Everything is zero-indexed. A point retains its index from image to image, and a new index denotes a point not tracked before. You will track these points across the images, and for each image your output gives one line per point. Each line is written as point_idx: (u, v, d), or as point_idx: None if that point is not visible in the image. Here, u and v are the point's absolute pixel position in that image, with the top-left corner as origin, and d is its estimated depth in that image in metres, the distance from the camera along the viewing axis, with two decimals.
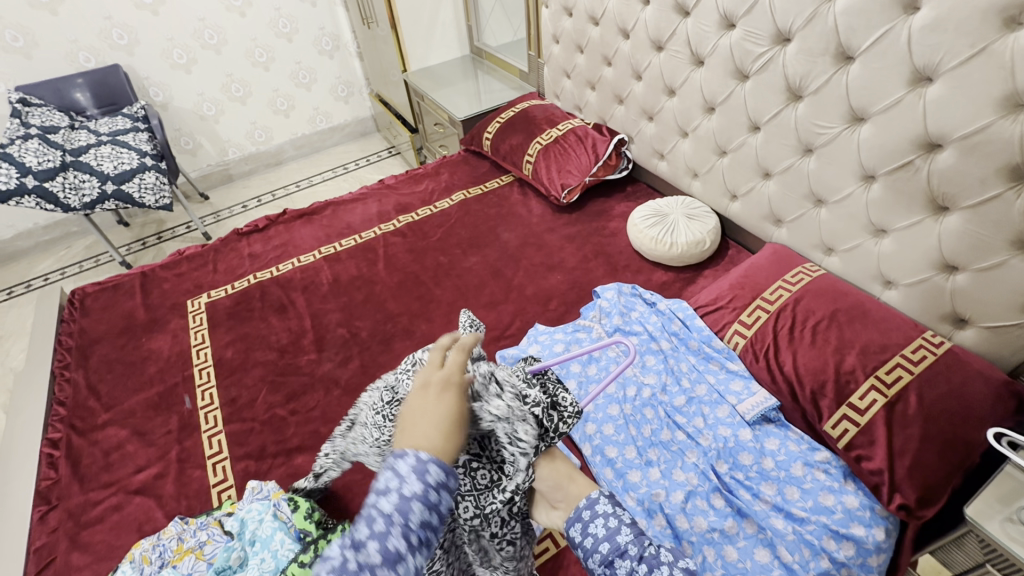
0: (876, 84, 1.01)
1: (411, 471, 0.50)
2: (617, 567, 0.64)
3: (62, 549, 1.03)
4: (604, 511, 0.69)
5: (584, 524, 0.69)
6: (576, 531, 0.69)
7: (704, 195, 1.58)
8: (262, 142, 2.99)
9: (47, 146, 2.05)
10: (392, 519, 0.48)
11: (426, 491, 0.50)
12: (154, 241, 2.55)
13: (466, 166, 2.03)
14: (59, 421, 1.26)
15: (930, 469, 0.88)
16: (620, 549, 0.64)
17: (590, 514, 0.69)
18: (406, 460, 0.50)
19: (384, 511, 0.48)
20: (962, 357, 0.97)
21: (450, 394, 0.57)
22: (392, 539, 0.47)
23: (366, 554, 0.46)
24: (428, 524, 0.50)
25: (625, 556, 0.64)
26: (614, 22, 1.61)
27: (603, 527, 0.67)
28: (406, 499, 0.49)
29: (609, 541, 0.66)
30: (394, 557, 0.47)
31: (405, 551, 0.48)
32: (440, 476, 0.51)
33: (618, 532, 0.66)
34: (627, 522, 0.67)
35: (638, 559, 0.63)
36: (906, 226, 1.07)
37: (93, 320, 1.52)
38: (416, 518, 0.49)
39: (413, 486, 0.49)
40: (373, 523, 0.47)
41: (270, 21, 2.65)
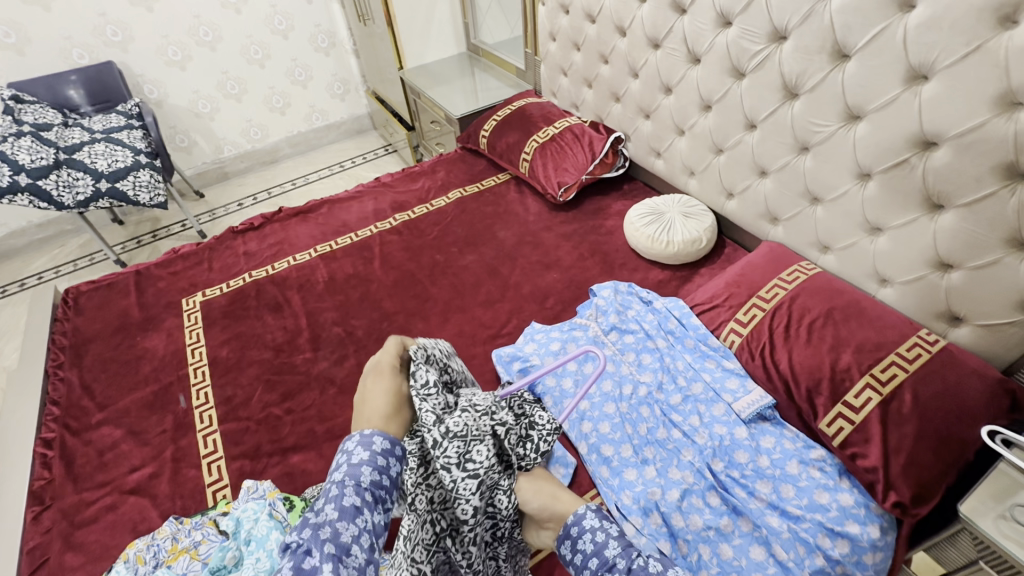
0: (872, 82, 1.01)
1: (358, 445, 0.66)
2: None
3: (56, 550, 1.02)
4: (592, 525, 0.72)
5: (573, 539, 0.72)
6: (566, 548, 0.73)
7: (701, 193, 1.58)
8: (258, 139, 2.97)
9: (40, 144, 2.03)
10: (346, 482, 0.61)
11: (373, 457, 0.65)
12: (149, 240, 2.54)
13: (462, 164, 2.02)
14: (53, 421, 1.26)
15: (924, 467, 0.89)
16: (609, 563, 0.67)
17: (578, 530, 0.72)
18: (353, 439, 0.67)
19: (337, 479, 0.61)
20: (956, 356, 0.97)
21: (389, 380, 0.78)
22: (348, 497, 0.60)
23: (325, 515, 0.58)
24: (378, 485, 0.63)
25: (613, 569, 0.67)
26: (611, 19, 1.60)
27: (591, 542, 0.71)
28: (356, 464, 0.64)
29: (597, 556, 0.69)
30: (352, 511, 0.59)
31: (360, 505, 0.60)
32: (385, 445, 0.67)
33: (606, 547, 0.69)
34: (615, 535, 0.70)
35: (627, 572, 0.66)
36: (901, 224, 1.07)
37: (87, 318, 1.51)
38: (367, 479, 0.63)
39: (361, 455, 0.65)
40: (329, 491, 0.61)
41: (265, 18, 2.63)
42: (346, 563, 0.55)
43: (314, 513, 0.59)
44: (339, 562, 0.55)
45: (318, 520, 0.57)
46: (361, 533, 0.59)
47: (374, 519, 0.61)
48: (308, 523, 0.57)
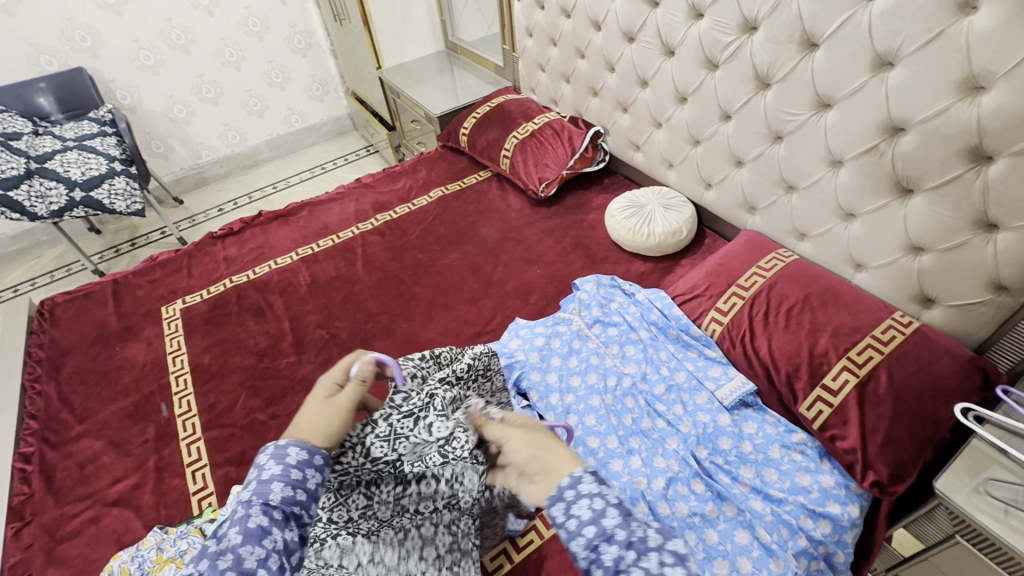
0: (841, 70, 1.03)
1: (270, 457, 0.62)
2: (602, 553, 0.58)
3: (37, 565, 1.01)
4: (590, 490, 0.62)
5: (569, 503, 0.62)
6: (558, 511, 0.63)
7: (680, 184, 1.60)
8: (236, 143, 2.93)
9: (9, 153, 1.98)
10: (252, 501, 0.59)
11: (286, 471, 0.62)
12: (128, 248, 2.50)
13: (443, 163, 2.01)
14: (32, 435, 1.23)
15: (900, 446, 0.91)
16: (606, 533, 0.59)
17: (574, 493, 0.63)
18: (267, 451, 0.63)
19: (245, 498, 0.60)
20: (930, 336, 0.99)
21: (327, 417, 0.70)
22: (254, 518, 0.58)
23: (229, 540, 0.57)
24: (293, 499, 0.61)
25: (612, 541, 0.59)
26: (586, 14, 1.60)
27: (588, 509, 0.61)
28: (266, 480, 0.61)
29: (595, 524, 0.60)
30: (257, 533, 0.57)
31: (268, 525, 0.58)
32: (301, 456, 0.64)
33: (604, 515, 0.60)
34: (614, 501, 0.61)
35: (626, 545, 0.58)
36: (873, 209, 1.09)
37: (64, 330, 1.48)
38: (277, 496, 0.60)
39: (272, 469, 0.62)
40: (236, 513, 0.59)
41: (238, 20, 2.60)
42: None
43: (219, 539, 0.58)
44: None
45: (220, 547, 0.57)
46: (270, 554, 0.57)
47: (285, 536, 0.59)
48: (208, 554, 0.57)
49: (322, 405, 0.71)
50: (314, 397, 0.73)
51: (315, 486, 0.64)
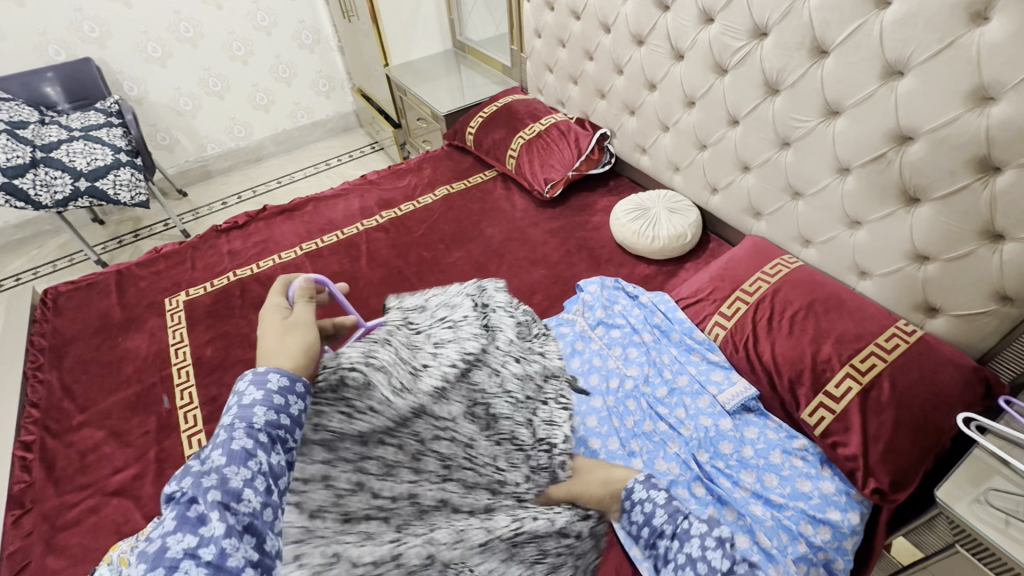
0: (850, 78, 1.03)
1: (251, 383, 0.60)
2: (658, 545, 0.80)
3: (37, 553, 1.01)
4: (642, 497, 0.83)
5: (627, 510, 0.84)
6: (626, 505, 0.84)
7: (686, 188, 1.60)
8: (241, 137, 2.93)
9: (16, 142, 1.99)
10: (235, 425, 0.56)
11: (268, 395, 0.59)
12: (131, 239, 2.50)
13: (449, 161, 2.01)
14: (33, 423, 1.24)
15: (902, 454, 0.91)
16: (659, 530, 0.80)
17: (631, 503, 0.84)
18: (245, 379, 0.61)
19: (225, 423, 0.56)
20: (933, 345, 0.99)
21: (291, 335, 0.69)
22: (238, 441, 0.55)
23: (212, 461, 0.53)
24: (276, 425, 0.58)
25: (663, 536, 0.80)
26: (596, 16, 1.61)
27: (642, 513, 0.82)
28: (248, 405, 0.58)
29: (648, 525, 0.81)
30: (242, 455, 0.54)
31: (252, 447, 0.55)
32: (283, 382, 0.61)
33: (654, 515, 0.81)
34: (662, 504, 0.81)
35: (672, 535, 0.79)
36: (879, 217, 1.09)
37: (66, 319, 1.48)
38: (261, 420, 0.57)
39: (253, 394, 0.59)
40: (217, 436, 0.56)
41: (247, 14, 2.60)
42: (234, 509, 0.51)
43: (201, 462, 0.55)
44: (226, 508, 0.51)
45: (203, 468, 0.53)
46: (255, 476, 0.54)
47: (270, 460, 0.56)
48: (190, 474, 0.53)
49: (281, 326, 0.71)
50: (267, 324, 0.72)
51: (298, 412, 0.61)
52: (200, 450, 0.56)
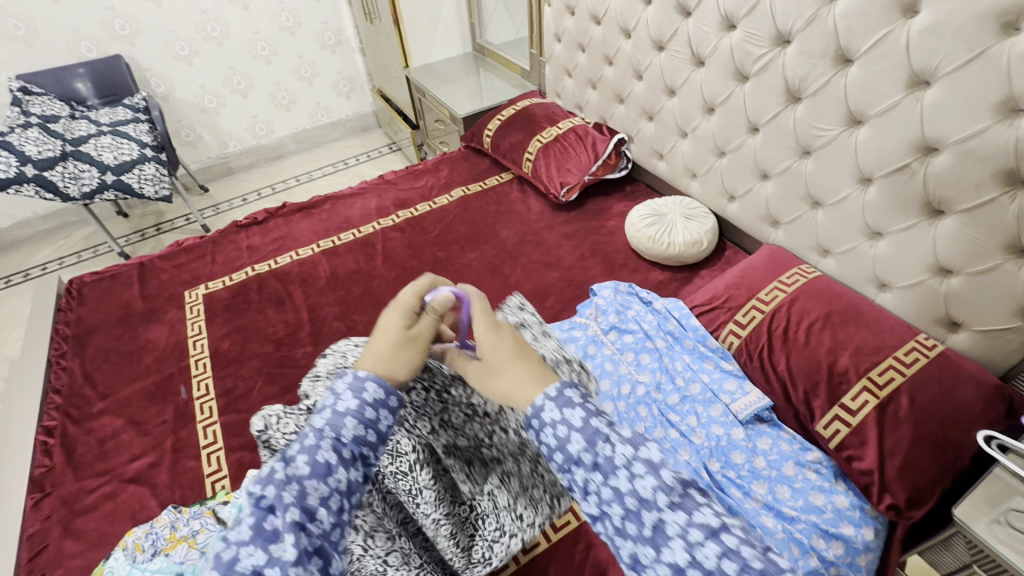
0: (874, 86, 1.02)
1: (349, 388, 0.60)
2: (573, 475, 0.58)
3: (55, 536, 1.04)
4: (553, 416, 0.59)
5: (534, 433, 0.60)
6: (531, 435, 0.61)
7: (703, 195, 1.59)
8: (262, 135, 2.98)
9: (47, 135, 2.06)
10: (325, 434, 0.56)
11: (362, 406, 0.59)
12: (153, 233, 2.56)
13: (466, 163, 2.02)
14: (55, 409, 1.27)
15: (920, 470, 0.89)
16: (574, 459, 0.58)
17: (538, 422, 0.60)
18: (344, 381, 0.60)
19: (317, 427, 0.57)
20: (954, 361, 0.97)
21: (406, 354, 0.65)
22: (323, 452, 0.55)
23: (296, 466, 0.54)
24: (361, 440, 0.58)
25: (578, 465, 0.58)
26: (616, 21, 1.61)
27: (554, 436, 0.59)
28: (341, 414, 0.58)
29: (562, 451, 0.59)
30: (324, 469, 0.54)
31: (334, 463, 0.55)
32: (378, 394, 0.60)
33: (568, 441, 0.58)
34: (578, 426, 0.58)
35: (593, 467, 0.57)
36: (901, 229, 1.08)
37: (90, 309, 1.52)
38: (348, 433, 0.57)
39: (348, 403, 0.59)
40: (306, 438, 0.57)
41: (272, 15, 2.65)
42: (309, 530, 0.52)
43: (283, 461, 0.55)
44: (302, 529, 0.51)
45: (287, 476, 0.53)
46: (331, 494, 0.54)
47: (349, 477, 0.56)
48: (274, 480, 0.53)
49: (400, 335, 0.65)
50: (389, 323, 0.66)
51: (384, 428, 0.60)
52: (286, 449, 0.56)
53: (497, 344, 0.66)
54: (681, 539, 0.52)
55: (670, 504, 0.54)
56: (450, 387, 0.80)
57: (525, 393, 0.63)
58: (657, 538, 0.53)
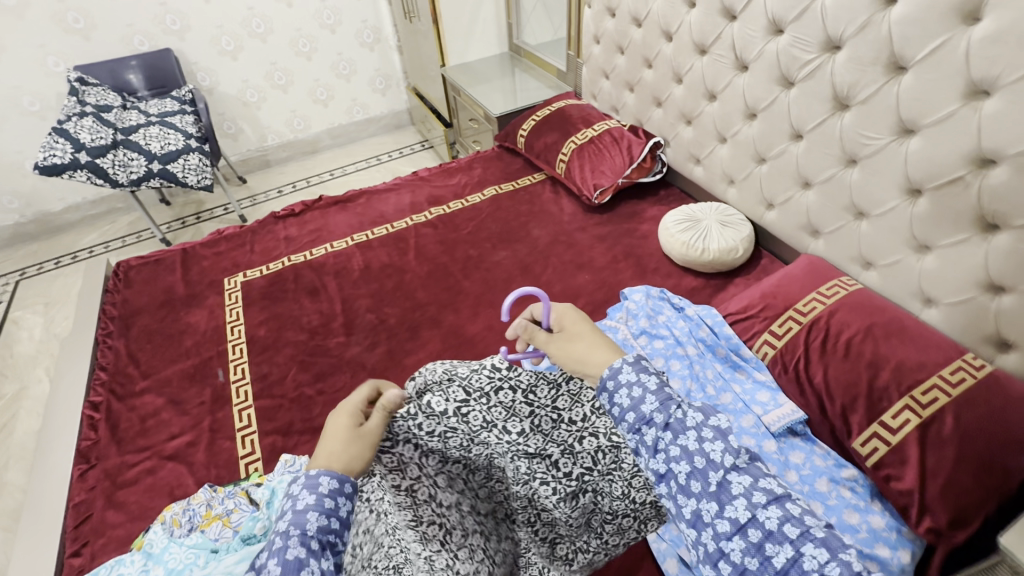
0: (928, 95, 0.98)
1: (303, 488, 0.63)
2: (643, 433, 0.72)
3: (99, 506, 1.08)
4: (629, 379, 0.74)
5: (610, 394, 0.74)
6: (604, 400, 0.75)
7: (740, 202, 1.56)
8: (300, 130, 3.06)
9: (101, 124, 2.16)
10: (290, 532, 0.59)
11: (319, 500, 0.62)
12: (193, 221, 2.65)
13: (499, 162, 2.03)
14: (101, 386, 1.32)
15: (963, 493, 0.86)
16: (646, 418, 0.72)
17: (614, 384, 0.74)
18: (298, 482, 0.63)
19: (281, 530, 0.60)
20: (1004, 382, 0.93)
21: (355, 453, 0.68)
22: (292, 549, 0.58)
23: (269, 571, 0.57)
24: (327, 529, 0.61)
25: (651, 424, 0.72)
26: (658, 24, 1.60)
27: (627, 397, 0.73)
28: (302, 511, 0.61)
29: (633, 411, 0.73)
30: (296, 563, 0.57)
31: (304, 556, 0.58)
32: (333, 485, 0.64)
33: (643, 402, 0.72)
34: (653, 390, 0.73)
35: (663, 426, 0.72)
36: (951, 243, 1.04)
37: (135, 291, 1.58)
38: (313, 526, 0.60)
39: (306, 500, 0.62)
40: (273, 544, 0.59)
41: (314, 13, 2.72)
42: None
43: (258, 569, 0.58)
44: None
45: None
46: None
47: (322, 566, 0.59)
48: None
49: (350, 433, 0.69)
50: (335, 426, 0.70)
51: (347, 514, 0.64)
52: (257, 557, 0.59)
53: (579, 328, 0.81)
54: (744, 497, 0.66)
55: (733, 467, 0.67)
56: (536, 388, 0.82)
57: (604, 358, 0.78)
58: (722, 494, 0.67)
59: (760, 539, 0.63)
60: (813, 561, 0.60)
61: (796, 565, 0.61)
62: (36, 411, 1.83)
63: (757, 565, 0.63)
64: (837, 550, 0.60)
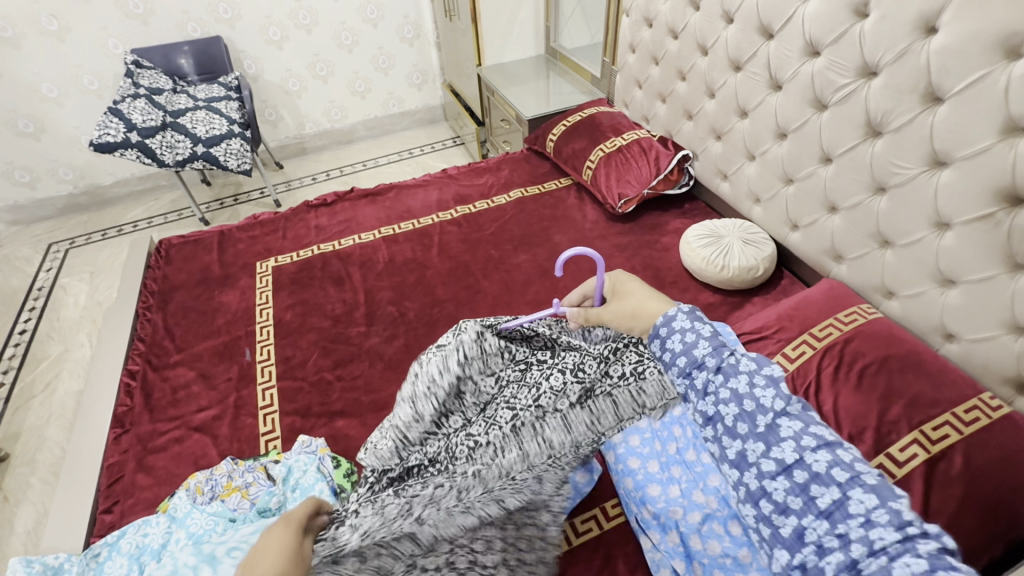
0: (964, 129, 0.97)
1: None
2: (694, 376, 0.85)
3: (130, 468, 1.16)
4: (682, 325, 0.88)
5: (663, 339, 0.89)
6: (655, 346, 0.90)
7: (765, 221, 1.56)
8: (337, 120, 3.14)
9: (151, 106, 2.27)
10: None
11: None
12: (230, 202, 2.75)
13: (526, 165, 2.06)
14: (139, 356, 1.41)
15: (969, 535, 0.85)
16: (697, 361, 0.85)
17: (667, 331, 0.89)
18: None
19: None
20: (1019, 425, 0.93)
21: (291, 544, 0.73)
22: None
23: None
24: None
25: (702, 367, 0.85)
26: (695, 37, 1.59)
27: (680, 342, 0.87)
28: None
29: (685, 355, 0.86)
30: None
31: None
32: None
33: (695, 346, 0.86)
34: (706, 336, 0.86)
35: (714, 369, 0.84)
36: (978, 279, 1.02)
37: (174, 268, 1.67)
38: None
39: None
40: None
41: (359, 6, 2.78)
42: None
43: None
44: None
45: None
46: None
47: None
48: None
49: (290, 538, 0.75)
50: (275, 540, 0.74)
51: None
52: None
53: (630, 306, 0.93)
54: (792, 441, 0.75)
55: (784, 412, 0.77)
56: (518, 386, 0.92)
57: (659, 307, 0.92)
58: (770, 435, 0.76)
59: (805, 480, 0.71)
60: (861, 506, 0.66)
61: (841, 504, 0.68)
62: (77, 372, 1.96)
63: (801, 504, 0.70)
64: (885, 496, 0.65)
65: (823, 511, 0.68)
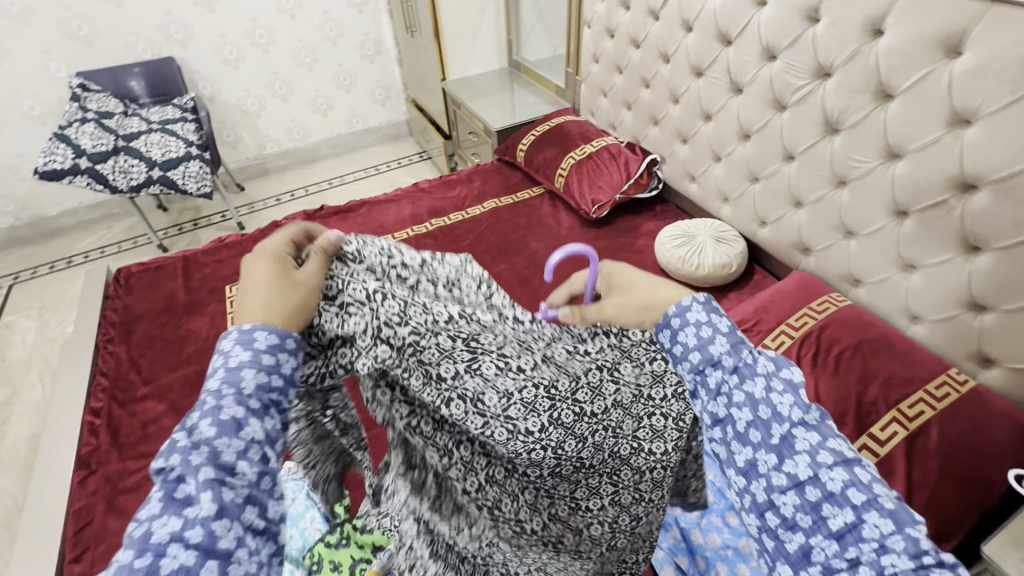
0: (914, 123, 1.04)
1: (235, 343, 0.50)
2: (707, 375, 0.63)
3: (99, 512, 1.09)
4: (697, 318, 0.64)
5: (674, 332, 0.65)
6: (665, 337, 0.66)
7: (733, 219, 1.61)
8: (299, 139, 3.08)
9: (102, 130, 2.18)
10: (222, 391, 0.47)
11: (256, 356, 0.49)
12: (190, 228, 2.65)
13: (498, 176, 2.07)
14: (102, 392, 1.33)
15: (951, 507, 0.90)
16: (713, 358, 0.62)
17: (681, 321, 0.64)
18: (229, 337, 0.50)
19: (211, 388, 0.47)
20: (986, 398, 0.98)
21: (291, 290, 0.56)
22: (227, 409, 0.46)
23: (200, 432, 0.45)
24: (267, 387, 0.49)
25: (717, 365, 0.62)
26: (656, 45, 1.65)
27: (694, 336, 0.63)
28: (233, 367, 0.48)
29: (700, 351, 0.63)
30: (233, 425, 0.46)
31: (243, 416, 0.47)
32: (271, 340, 0.51)
33: (712, 342, 0.62)
34: (725, 331, 0.63)
35: (731, 370, 0.62)
36: (937, 262, 1.09)
37: (136, 297, 1.59)
38: (250, 385, 0.48)
39: (239, 356, 0.49)
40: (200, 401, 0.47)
41: (317, 25, 2.76)
42: (231, 484, 0.44)
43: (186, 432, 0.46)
44: (223, 484, 0.44)
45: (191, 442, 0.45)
46: (249, 447, 0.47)
47: (266, 426, 0.48)
48: (177, 449, 0.45)
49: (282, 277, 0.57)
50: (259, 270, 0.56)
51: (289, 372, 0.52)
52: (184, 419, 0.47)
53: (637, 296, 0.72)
54: (807, 452, 0.55)
55: (795, 419, 0.57)
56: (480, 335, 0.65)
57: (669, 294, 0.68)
58: (782, 447, 0.56)
59: (812, 500, 0.54)
60: (871, 529, 0.51)
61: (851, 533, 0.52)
62: (28, 416, 1.82)
63: (810, 523, 0.53)
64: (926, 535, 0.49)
65: (833, 534, 0.52)
